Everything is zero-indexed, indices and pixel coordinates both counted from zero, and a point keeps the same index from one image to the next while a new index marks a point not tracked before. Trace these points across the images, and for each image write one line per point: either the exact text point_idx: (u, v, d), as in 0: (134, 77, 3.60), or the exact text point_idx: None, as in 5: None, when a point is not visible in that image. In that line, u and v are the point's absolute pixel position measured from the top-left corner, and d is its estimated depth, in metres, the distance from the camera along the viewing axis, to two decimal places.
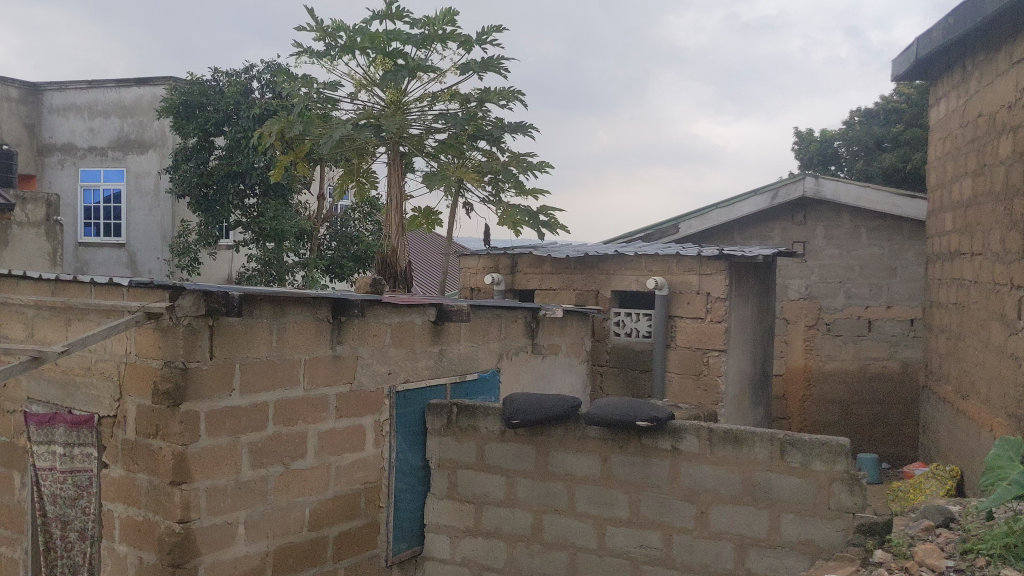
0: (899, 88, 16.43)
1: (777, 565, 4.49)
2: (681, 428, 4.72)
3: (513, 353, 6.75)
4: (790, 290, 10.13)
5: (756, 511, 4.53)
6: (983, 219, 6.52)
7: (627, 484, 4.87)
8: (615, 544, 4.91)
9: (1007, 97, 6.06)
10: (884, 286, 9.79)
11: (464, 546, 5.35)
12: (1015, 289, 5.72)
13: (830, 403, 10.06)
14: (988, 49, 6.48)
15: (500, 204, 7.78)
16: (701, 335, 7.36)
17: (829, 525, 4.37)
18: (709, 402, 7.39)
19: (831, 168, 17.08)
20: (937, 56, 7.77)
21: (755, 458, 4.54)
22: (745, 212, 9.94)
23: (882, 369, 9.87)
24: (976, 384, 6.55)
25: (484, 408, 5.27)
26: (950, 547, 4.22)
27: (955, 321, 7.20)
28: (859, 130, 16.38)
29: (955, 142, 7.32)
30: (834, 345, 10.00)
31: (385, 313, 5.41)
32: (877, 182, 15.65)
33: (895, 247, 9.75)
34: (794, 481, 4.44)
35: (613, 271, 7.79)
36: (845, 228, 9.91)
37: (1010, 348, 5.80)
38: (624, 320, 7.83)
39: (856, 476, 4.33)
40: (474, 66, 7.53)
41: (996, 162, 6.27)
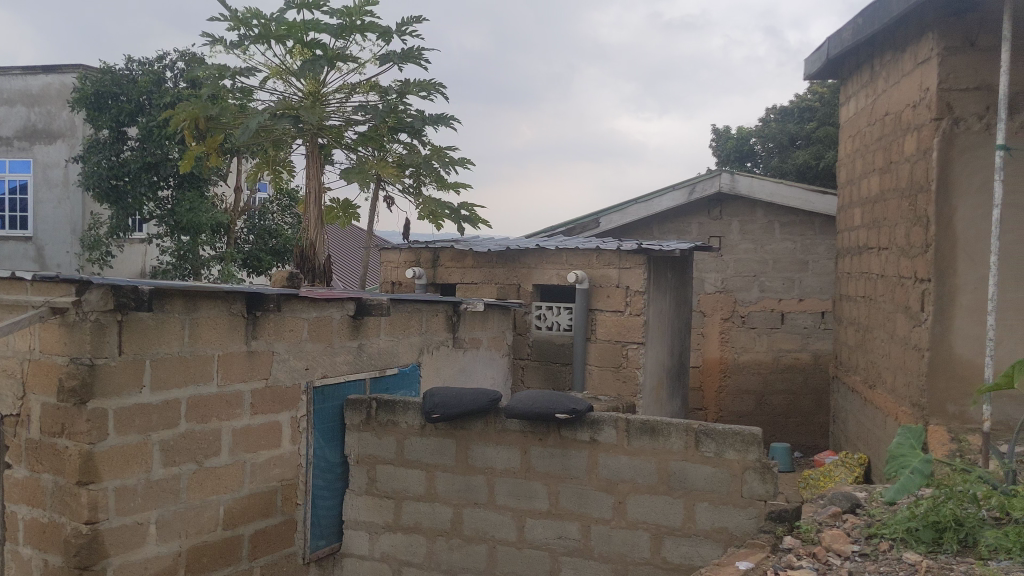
0: (813, 88, 16.90)
1: (693, 554, 4.58)
2: (599, 420, 4.76)
3: (434, 347, 6.72)
4: (707, 284, 10.32)
5: (672, 500, 4.62)
6: (890, 214, 6.73)
7: (545, 476, 4.90)
8: (534, 536, 4.95)
9: (912, 97, 6.26)
10: (797, 280, 10.05)
11: (383, 541, 5.34)
12: (920, 282, 5.92)
13: (745, 394, 10.27)
14: (895, 48, 6.68)
15: (419, 197, 7.73)
16: (621, 328, 7.43)
17: (742, 513, 4.47)
18: (628, 393, 7.45)
19: (747, 164, 17.45)
20: (847, 56, 7.98)
21: (671, 448, 4.62)
22: (664, 206, 10.07)
23: (794, 360, 10.12)
24: (883, 374, 6.76)
25: (403, 403, 5.22)
26: (856, 532, 4.35)
27: (863, 313, 7.43)
28: (774, 127, 16.78)
29: (864, 139, 7.54)
30: (748, 337, 10.22)
31: (301, 308, 5.33)
32: (792, 178, 16.04)
33: (807, 242, 10.01)
34: (708, 470, 4.54)
35: (535, 264, 7.81)
36: (759, 224, 10.13)
37: (914, 339, 6.01)
38: (545, 314, 7.84)
39: (767, 464, 4.43)
40: (394, 57, 7.46)
41: (901, 159, 6.48)
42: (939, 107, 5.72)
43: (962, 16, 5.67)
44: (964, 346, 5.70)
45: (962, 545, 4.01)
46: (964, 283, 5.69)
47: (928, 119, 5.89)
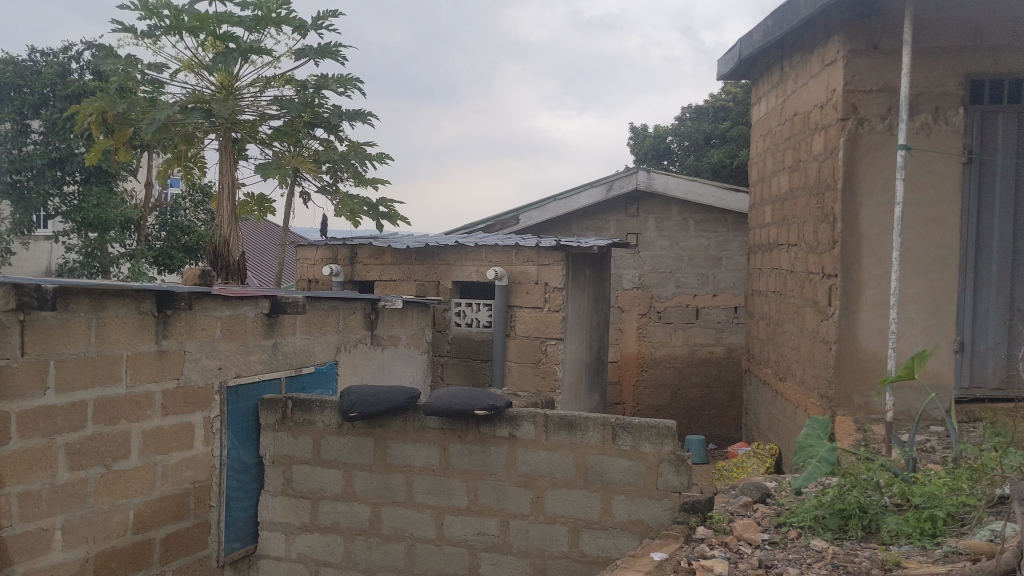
0: (727, 87, 17.28)
1: (610, 546, 4.65)
2: (518, 416, 4.79)
3: (351, 345, 6.66)
4: (624, 280, 10.46)
5: (589, 493, 4.68)
6: (799, 212, 6.92)
7: (464, 473, 4.91)
8: (453, 533, 4.95)
9: (819, 98, 6.45)
10: (711, 276, 10.26)
11: (300, 542, 5.28)
12: (827, 277, 6.11)
13: (661, 387, 10.42)
14: (804, 50, 6.86)
15: (337, 194, 7.64)
16: (540, 324, 7.44)
17: (657, 504, 4.55)
18: (547, 389, 7.48)
19: (664, 162, 17.73)
20: (758, 56, 8.16)
21: (588, 442, 4.67)
22: (583, 203, 10.16)
23: (709, 354, 10.32)
24: (793, 367, 6.96)
25: (320, 402, 5.17)
26: (766, 521, 4.46)
27: (774, 308, 7.63)
28: (690, 126, 17.09)
29: (774, 138, 7.74)
30: (664, 332, 10.39)
31: (214, 306, 5.23)
32: (706, 176, 16.36)
33: (721, 238, 10.22)
34: (625, 464, 4.60)
35: (454, 261, 7.80)
36: (675, 221, 10.31)
37: (822, 333, 6.20)
38: (465, 311, 7.80)
39: (682, 456, 4.52)
40: (310, 52, 7.36)
41: (810, 158, 6.67)
42: (844, 108, 5.90)
43: (866, 20, 5.85)
44: (868, 338, 5.91)
45: (865, 531, 4.16)
46: (868, 279, 5.90)
47: (834, 119, 6.07)
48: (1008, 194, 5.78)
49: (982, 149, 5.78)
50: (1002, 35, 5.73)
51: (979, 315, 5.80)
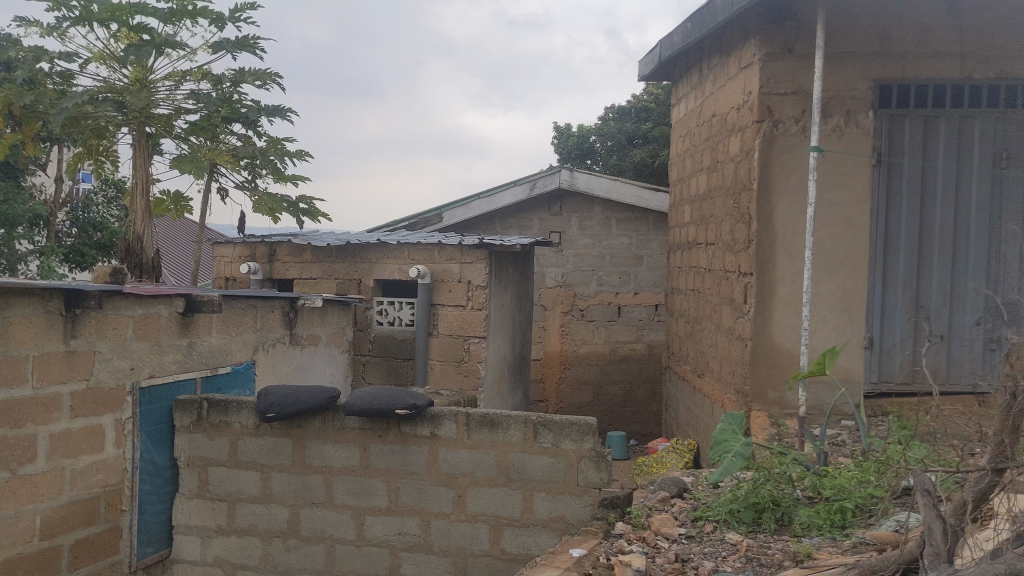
0: (649, 89, 17.51)
1: (531, 544, 4.67)
2: (439, 415, 4.77)
3: (269, 345, 6.55)
4: (547, 278, 10.51)
5: (510, 491, 4.69)
6: (717, 211, 7.05)
7: (385, 472, 4.87)
8: (373, 534, 4.91)
9: (736, 100, 6.58)
10: (632, 274, 10.38)
11: (216, 545, 5.19)
12: (744, 275, 6.24)
13: (584, 385, 10.47)
14: (722, 53, 6.98)
15: (255, 191, 7.51)
16: (463, 322, 7.42)
17: (577, 501, 4.59)
18: (470, 387, 7.46)
19: (587, 161, 17.85)
20: (677, 58, 8.28)
21: (509, 440, 4.68)
22: (506, 201, 10.18)
23: (630, 352, 10.43)
24: (711, 363, 7.09)
25: (237, 402, 5.06)
26: (683, 515, 4.54)
27: (693, 306, 7.75)
28: (613, 126, 17.26)
29: (693, 140, 7.87)
30: (587, 330, 10.47)
31: (126, 305, 5.08)
32: (628, 176, 16.54)
33: (642, 237, 10.36)
34: (546, 461, 4.63)
35: (376, 259, 7.73)
36: (597, 219, 10.41)
37: (738, 330, 6.33)
38: (386, 309, 7.72)
39: (602, 453, 4.56)
40: (227, 45, 7.21)
41: (727, 159, 6.80)
42: (760, 110, 6.02)
43: (781, 24, 5.99)
44: (782, 335, 6.05)
45: (778, 523, 4.27)
46: (782, 277, 6.04)
47: (750, 121, 6.19)
48: (914, 195, 5.97)
49: (890, 151, 5.96)
50: (910, 41, 5.91)
51: (888, 312, 5.99)
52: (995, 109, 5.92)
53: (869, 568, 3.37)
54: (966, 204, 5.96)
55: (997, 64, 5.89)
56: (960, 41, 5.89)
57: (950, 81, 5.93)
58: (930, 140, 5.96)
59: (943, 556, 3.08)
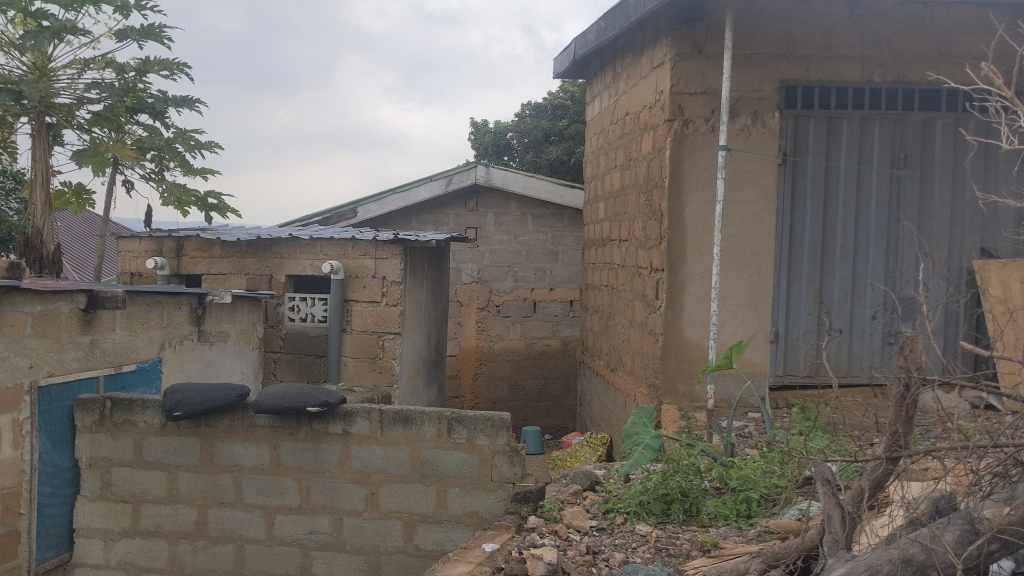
0: (565, 86, 17.69)
1: (444, 540, 4.67)
2: (352, 412, 4.73)
3: (177, 342, 6.39)
4: (463, 274, 10.49)
5: (424, 488, 4.68)
6: (630, 208, 7.15)
7: (296, 471, 4.80)
8: (284, 533, 4.84)
9: (648, 98, 6.68)
10: (548, 270, 10.47)
11: (120, 548, 5.04)
12: (655, 272, 6.34)
13: (499, 380, 10.49)
14: (634, 52, 7.07)
15: (162, 183, 7.31)
16: (377, 318, 7.34)
17: (491, 496, 4.61)
18: (385, 383, 7.38)
19: (504, 158, 17.87)
20: (592, 57, 8.36)
21: (423, 436, 4.67)
22: (422, 197, 10.12)
23: (546, 347, 10.50)
24: (624, 358, 7.18)
25: (142, 401, 4.92)
26: (595, 508, 4.59)
27: (607, 301, 7.85)
28: (529, 123, 17.34)
29: (607, 137, 7.96)
30: (502, 325, 10.48)
31: (24, 301, 4.90)
32: (545, 172, 16.64)
33: (557, 233, 10.45)
34: (460, 457, 4.64)
35: (288, 254, 7.60)
36: (513, 215, 10.45)
37: (650, 325, 6.44)
38: (298, 305, 7.61)
39: (515, 448, 4.60)
40: (132, 33, 7.00)
41: (639, 157, 6.90)
42: (671, 109, 6.12)
43: (691, 24, 6.10)
44: (692, 330, 6.18)
45: (687, 514, 4.37)
46: (692, 272, 6.17)
47: (661, 119, 6.29)
48: (818, 194, 6.16)
49: (796, 151, 6.15)
50: (813, 43, 6.08)
51: (792, 307, 6.16)
52: (893, 111, 6.15)
53: (771, 556, 3.46)
54: (866, 203, 6.17)
55: (895, 68, 6.11)
56: (861, 45, 6.09)
57: (851, 84, 6.13)
58: (833, 140, 6.16)
59: (842, 543, 3.18)
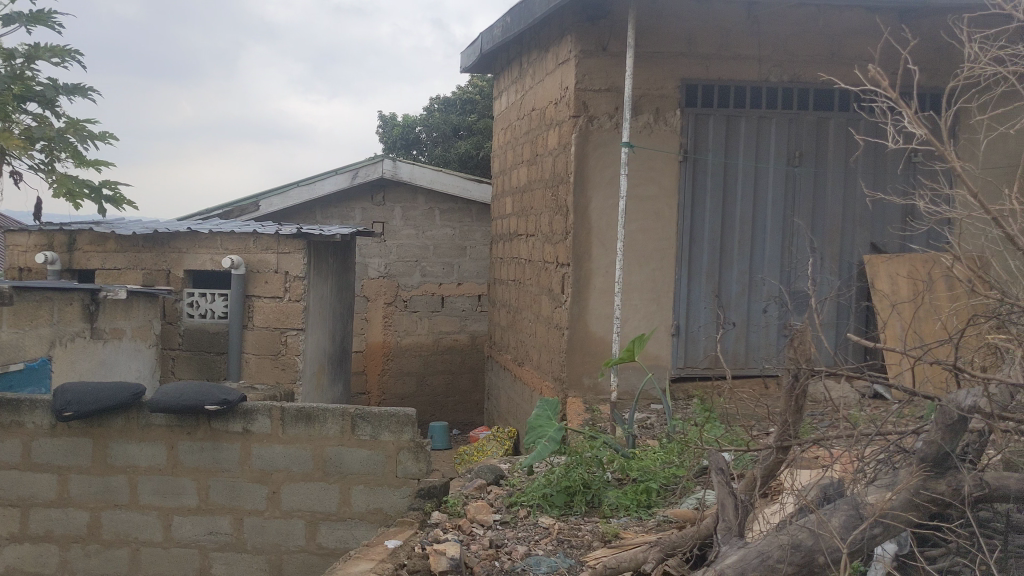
0: (473, 81, 17.71)
1: (348, 537, 4.63)
2: (252, 410, 4.63)
3: (66, 341, 6.18)
4: (370, 269, 10.38)
5: (327, 486, 4.62)
6: (536, 203, 7.19)
7: (194, 471, 4.69)
8: (182, 534, 4.72)
9: (554, 94, 6.73)
10: (456, 265, 10.46)
11: (7, 554, 4.83)
12: (561, 266, 6.40)
13: (406, 375, 10.40)
14: (540, 47, 7.11)
15: (53, 174, 7.03)
16: (281, 314, 7.20)
17: (396, 492, 4.58)
18: (288, 380, 7.25)
19: (413, 152, 17.71)
20: (498, 52, 8.37)
21: (326, 434, 4.61)
22: (327, 190, 9.97)
23: (453, 342, 10.48)
24: (530, 352, 7.22)
25: (30, 401, 4.71)
26: (499, 501, 4.60)
27: (513, 296, 7.89)
28: (438, 117, 17.27)
29: (514, 132, 7.99)
30: (410, 320, 10.41)
31: None
32: (453, 167, 16.60)
33: (465, 228, 10.45)
34: (364, 454, 4.59)
35: (186, 249, 7.40)
36: (420, 210, 10.40)
37: (556, 319, 6.49)
38: (198, 301, 7.41)
39: (420, 443, 4.58)
40: (20, 19, 6.71)
41: (545, 152, 6.94)
42: (576, 105, 6.17)
43: (595, 22, 6.15)
44: (596, 324, 6.26)
45: (589, 506, 4.43)
46: (597, 267, 6.24)
47: (567, 115, 6.34)
48: (717, 190, 6.29)
49: (696, 148, 6.26)
50: (713, 43, 6.21)
51: (693, 300, 6.30)
52: (789, 110, 6.33)
53: (669, 545, 3.52)
54: (764, 199, 6.34)
55: (791, 68, 6.29)
56: (759, 45, 6.25)
57: (749, 84, 6.29)
58: (731, 137, 6.30)
59: (735, 531, 3.26)
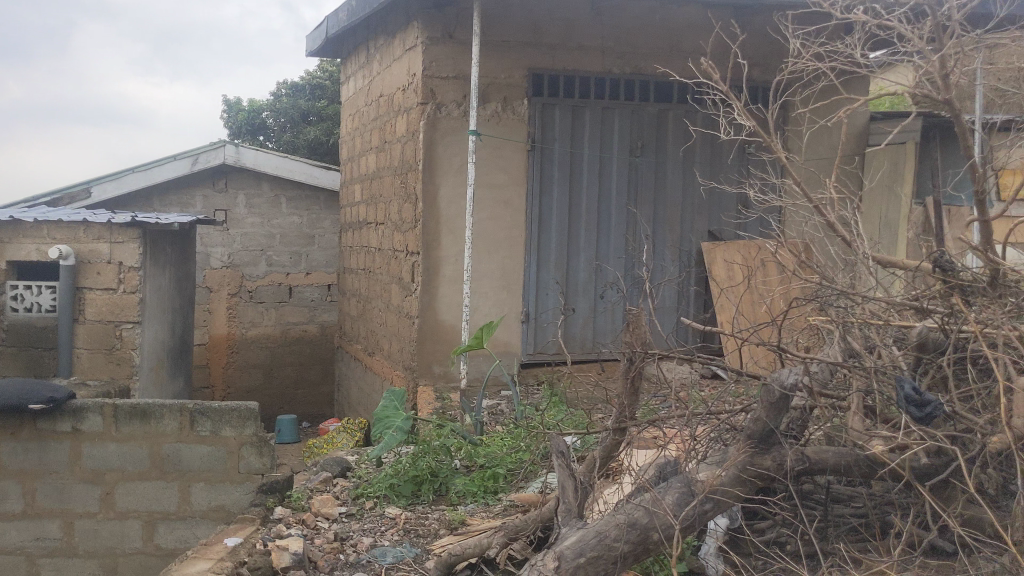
0: (322, 66, 17.41)
1: (188, 537, 4.54)
2: (82, 408, 4.53)
3: None
4: (212, 259, 10.00)
5: (165, 484, 4.53)
6: (385, 190, 7.12)
7: (19, 473, 4.59)
8: (7, 540, 4.63)
9: (401, 81, 6.66)
10: (303, 254, 10.26)
11: None
12: (410, 255, 6.35)
13: (252, 368, 10.05)
14: (387, 33, 7.02)
15: None
16: (113, 306, 6.85)
17: (239, 488, 4.50)
18: (123, 376, 6.90)
19: (259, 138, 17.19)
20: (344, 36, 8.24)
21: (163, 430, 4.51)
22: (165, 176, 9.55)
23: (302, 333, 10.24)
24: (380, 342, 7.14)
25: None
26: (344, 494, 4.53)
27: (363, 285, 7.79)
28: (286, 102, 16.85)
29: (361, 118, 7.88)
30: (256, 312, 10.11)
31: None
32: (302, 153, 16.25)
33: (312, 216, 10.30)
34: (204, 450, 4.50)
35: (9, 239, 6.92)
36: (265, 197, 10.14)
37: (405, 308, 6.44)
38: (22, 294, 6.86)
39: (263, 438, 4.51)
40: None
41: (393, 139, 6.87)
42: (424, 92, 6.13)
43: (442, 9, 6.12)
44: (446, 312, 6.24)
45: (436, 494, 4.43)
46: (446, 256, 6.23)
47: (414, 102, 6.29)
48: (564, 179, 6.39)
49: (543, 137, 6.33)
50: (559, 34, 6.28)
51: (541, 288, 6.39)
52: (631, 101, 6.50)
53: (512, 529, 3.56)
54: (608, 188, 6.50)
55: (632, 61, 6.45)
56: (602, 37, 6.36)
57: (593, 75, 6.40)
58: (577, 128, 6.40)
59: (575, 513, 3.29)
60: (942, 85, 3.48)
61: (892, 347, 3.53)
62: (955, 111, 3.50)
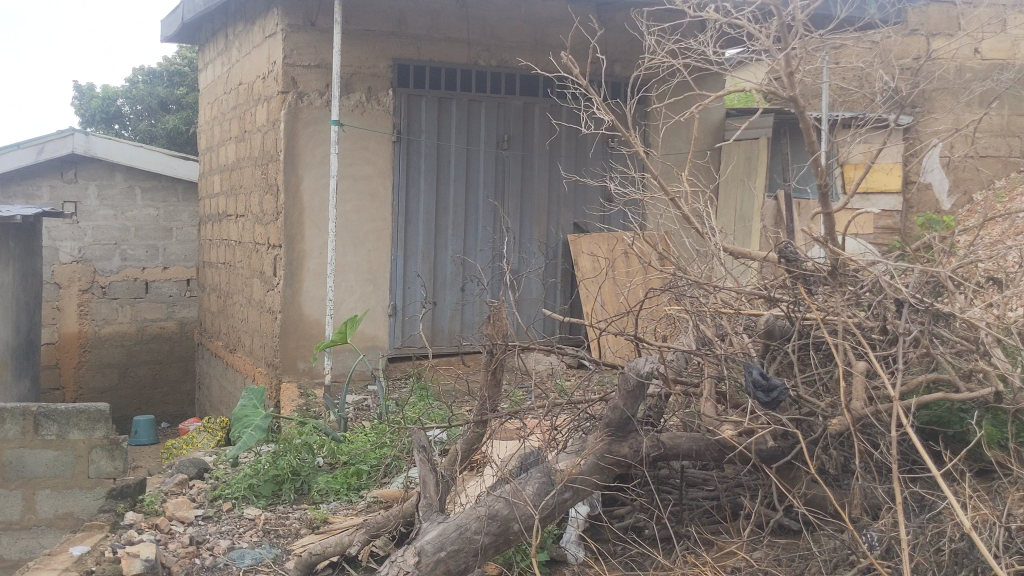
0: (181, 53, 16.80)
1: (33, 546, 4.36)
2: None
3: None
4: (61, 253, 9.46)
5: (7, 492, 4.33)
6: (245, 181, 6.90)
7: None
8: None
9: (260, 70, 6.47)
10: (160, 248, 9.87)
11: None
12: (273, 248, 6.18)
13: (106, 368, 9.61)
14: (246, 19, 6.80)
15: None
16: None
17: (88, 495, 4.30)
18: None
19: (114, 126, 16.43)
20: (201, 22, 7.94)
21: (4, 436, 4.32)
22: (7, 166, 8.96)
23: (159, 330, 9.86)
24: (241, 338, 6.94)
25: None
26: (200, 496, 4.37)
27: (224, 279, 7.54)
28: (142, 89, 16.16)
29: (220, 107, 7.62)
30: (110, 308, 9.65)
31: None
32: (160, 142, 15.64)
33: (169, 209, 9.93)
34: (50, 455, 4.31)
35: None
36: (118, 188, 9.70)
37: (268, 303, 6.28)
38: None
39: (115, 440, 4.31)
40: None
41: (253, 128, 6.67)
42: (284, 81, 5.96)
43: None
44: (310, 307, 6.12)
45: (298, 493, 4.35)
46: (310, 249, 6.10)
47: (275, 91, 6.12)
48: (431, 171, 6.35)
49: (409, 130, 6.27)
50: (423, 25, 6.23)
51: (408, 281, 6.34)
52: (497, 95, 6.52)
53: (374, 526, 3.52)
54: (475, 181, 6.50)
55: (498, 54, 6.47)
56: (468, 29, 6.36)
57: (459, 67, 6.39)
58: (444, 120, 6.38)
59: (435, 507, 3.27)
60: (787, 83, 3.61)
61: (743, 335, 3.65)
62: (800, 108, 3.63)
